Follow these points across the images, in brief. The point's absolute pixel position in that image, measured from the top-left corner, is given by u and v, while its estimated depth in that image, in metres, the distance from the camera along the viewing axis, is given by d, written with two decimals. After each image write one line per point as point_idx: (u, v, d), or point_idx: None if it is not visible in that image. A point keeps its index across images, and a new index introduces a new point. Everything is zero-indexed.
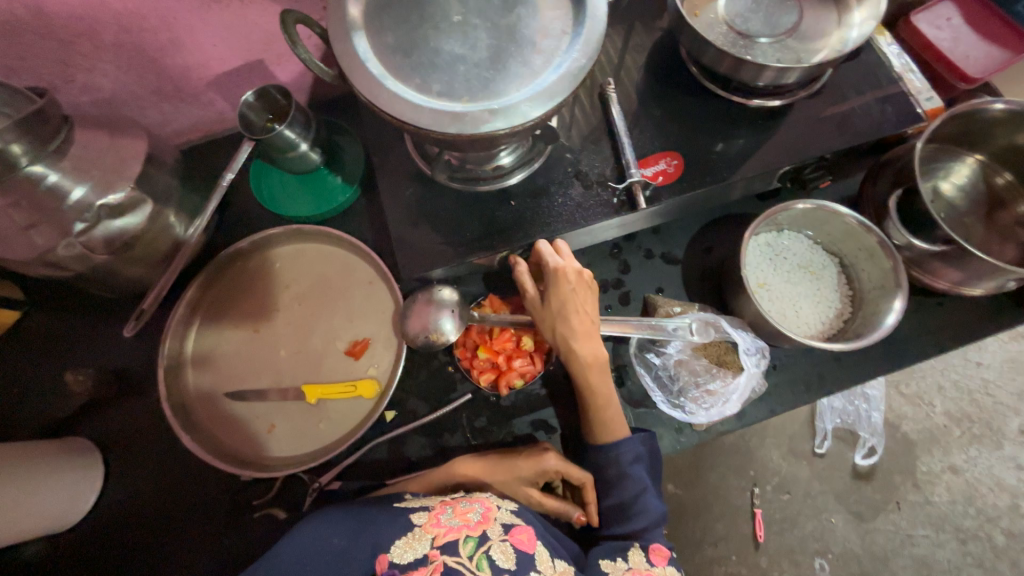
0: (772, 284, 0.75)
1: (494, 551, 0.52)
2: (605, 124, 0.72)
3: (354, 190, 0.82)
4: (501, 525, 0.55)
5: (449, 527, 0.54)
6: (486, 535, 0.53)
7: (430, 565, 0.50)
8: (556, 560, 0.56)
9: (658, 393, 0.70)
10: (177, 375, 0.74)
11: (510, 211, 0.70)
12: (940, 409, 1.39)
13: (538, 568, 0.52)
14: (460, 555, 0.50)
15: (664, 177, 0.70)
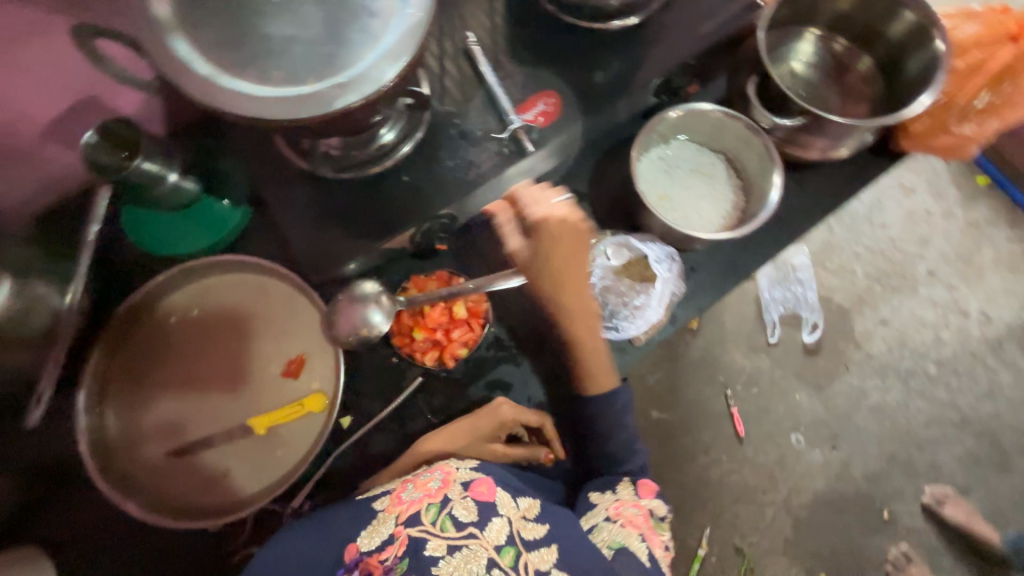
0: (672, 193, 0.79)
1: (455, 510, 0.56)
2: (476, 78, 0.72)
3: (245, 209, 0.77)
4: (461, 484, 0.59)
5: (411, 501, 0.58)
6: (446, 498, 0.57)
7: (396, 540, 0.54)
8: (519, 500, 0.60)
9: None
10: (107, 449, 0.69)
11: (406, 187, 0.69)
12: (862, 274, 1.54)
13: (500, 512, 0.57)
14: (423, 524, 0.55)
15: (545, 117, 0.71)
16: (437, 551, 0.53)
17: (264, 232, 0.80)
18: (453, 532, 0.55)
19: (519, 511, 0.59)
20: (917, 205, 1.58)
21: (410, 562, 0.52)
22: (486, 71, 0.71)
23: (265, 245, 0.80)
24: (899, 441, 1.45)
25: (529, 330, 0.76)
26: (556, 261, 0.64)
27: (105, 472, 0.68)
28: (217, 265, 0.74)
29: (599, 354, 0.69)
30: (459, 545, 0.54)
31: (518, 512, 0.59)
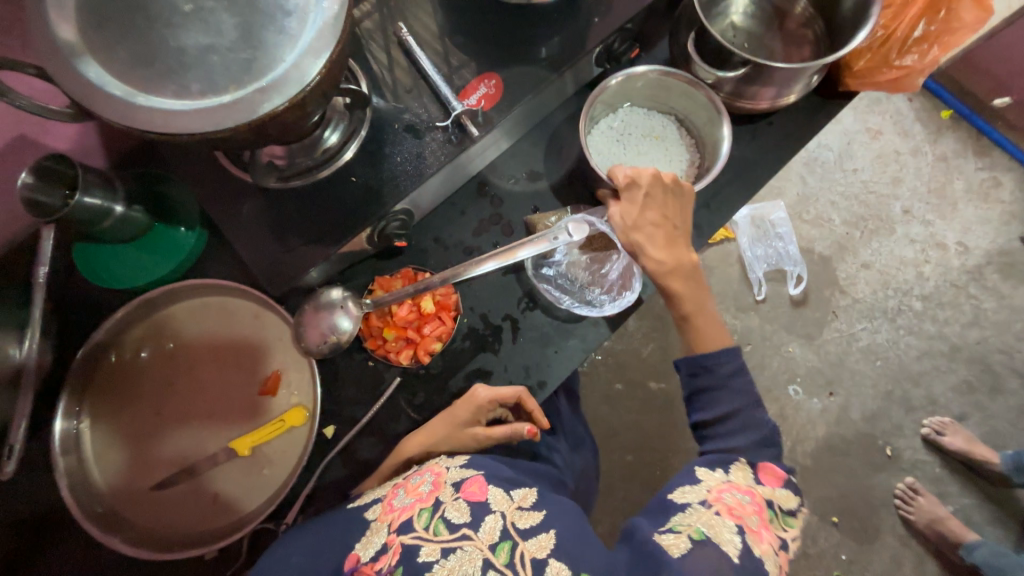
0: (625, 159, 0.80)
1: (448, 512, 0.53)
2: (414, 69, 0.70)
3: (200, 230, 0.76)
4: (453, 485, 0.57)
5: (403, 508, 0.56)
6: (439, 501, 0.55)
7: (389, 549, 0.52)
8: (515, 491, 0.57)
9: (566, 300, 0.75)
10: (90, 492, 0.68)
11: (356, 188, 0.68)
12: (839, 221, 1.55)
13: (494, 508, 0.54)
14: (416, 529, 0.52)
15: (488, 100, 0.70)
16: (431, 556, 0.49)
17: (224, 254, 0.78)
18: (447, 534, 0.51)
19: (515, 502, 0.55)
20: (885, 146, 1.60)
21: (403, 569, 0.49)
22: (422, 60, 0.69)
23: (227, 266, 0.79)
24: (893, 379, 1.48)
25: (501, 316, 0.75)
26: (638, 228, 0.64)
27: (92, 515, 0.67)
28: (177, 292, 0.72)
29: (712, 312, 0.66)
30: (454, 546, 0.50)
31: (513, 504, 0.55)
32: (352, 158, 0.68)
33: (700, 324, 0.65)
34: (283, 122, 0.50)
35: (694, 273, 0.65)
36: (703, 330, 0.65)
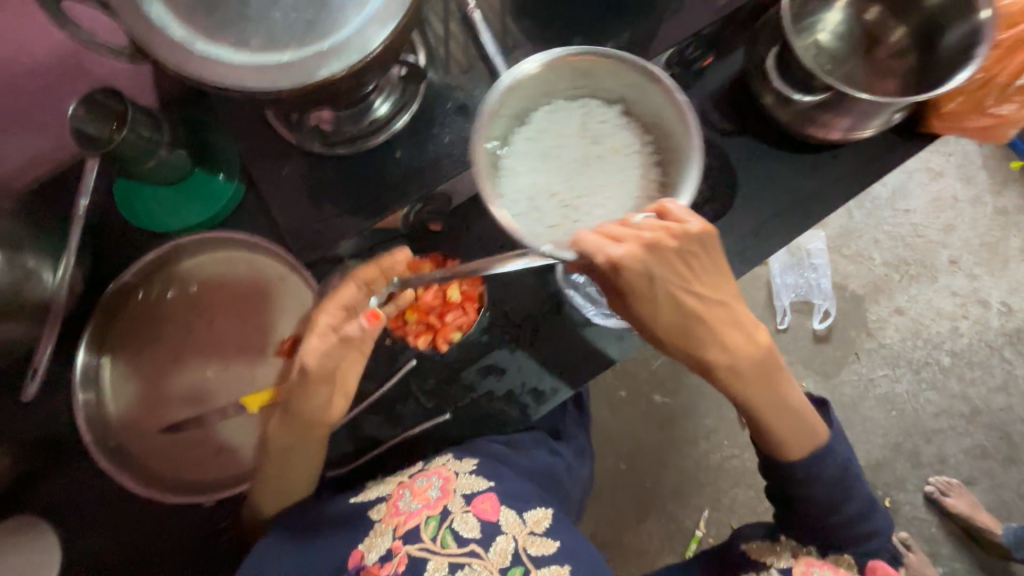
0: (564, 184, 0.66)
1: (454, 526, 0.62)
2: (475, 47, 0.67)
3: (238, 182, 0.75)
4: (461, 497, 0.65)
5: (409, 513, 0.63)
6: (445, 511, 0.63)
7: (395, 558, 0.60)
8: (525, 516, 0.65)
9: (590, 309, 0.72)
10: (104, 424, 0.70)
11: (399, 164, 0.66)
12: (879, 261, 1.48)
13: (502, 532, 0.62)
14: (422, 541, 0.61)
15: (546, 92, 0.67)
16: (439, 571, 0.59)
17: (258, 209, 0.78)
18: (453, 548, 0.61)
19: (526, 528, 0.64)
20: (944, 190, 1.50)
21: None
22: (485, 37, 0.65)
23: (259, 221, 0.78)
24: (905, 432, 1.42)
25: (523, 315, 0.73)
26: (682, 317, 0.59)
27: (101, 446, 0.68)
28: (207, 242, 0.72)
29: (790, 397, 0.65)
30: (459, 563, 0.60)
31: (525, 529, 0.63)
32: (398, 133, 0.66)
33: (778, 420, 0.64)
34: (338, 89, 0.48)
35: (753, 368, 0.62)
36: (785, 419, 0.64)
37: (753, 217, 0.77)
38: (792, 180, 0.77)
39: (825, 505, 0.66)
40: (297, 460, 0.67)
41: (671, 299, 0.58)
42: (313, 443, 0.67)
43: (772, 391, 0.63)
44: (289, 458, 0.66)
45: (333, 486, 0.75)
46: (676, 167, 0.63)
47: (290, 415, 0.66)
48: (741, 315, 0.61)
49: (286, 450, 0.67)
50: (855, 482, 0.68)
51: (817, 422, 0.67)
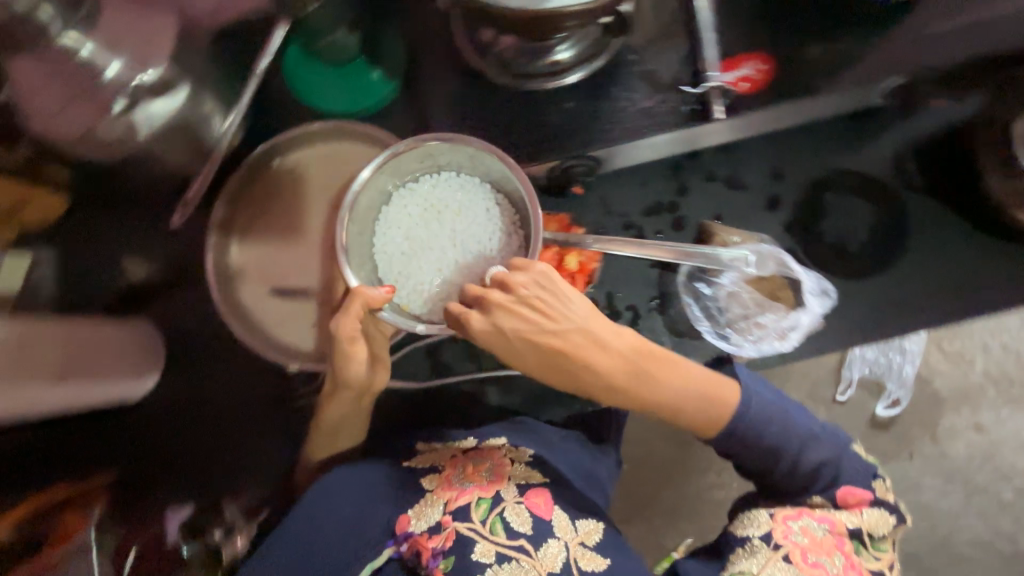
0: (428, 265, 0.68)
1: (506, 514, 0.58)
2: (686, 11, 0.61)
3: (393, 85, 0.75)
4: (516, 487, 0.62)
5: (461, 491, 0.60)
6: (498, 497, 0.60)
7: (443, 531, 0.57)
8: (579, 523, 0.61)
9: (703, 323, 0.70)
10: (225, 269, 0.77)
11: (565, 114, 0.63)
12: (980, 369, 1.16)
13: (556, 534, 0.58)
14: (473, 521, 0.57)
15: (748, 84, 0.60)
16: (486, 556, 0.55)
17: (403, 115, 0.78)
18: (504, 537, 0.56)
19: (579, 536, 0.59)
20: None
21: (454, 560, 0.55)
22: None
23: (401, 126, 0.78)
24: None
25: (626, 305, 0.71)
26: (533, 354, 0.54)
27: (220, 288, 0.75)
28: (314, 133, 0.76)
29: (667, 389, 0.57)
30: (507, 554, 0.55)
31: (575, 536, 0.59)
32: (569, 84, 0.63)
33: (654, 400, 0.57)
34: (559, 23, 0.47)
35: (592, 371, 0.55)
36: (680, 406, 0.58)
37: (905, 288, 0.69)
38: (962, 259, 0.69)
39: (757, 463, 0.60)
40: (350, 423, 0.69)
41: (509, 347, 0.54)
42: (365, 407, 0.68)
43: (610, 372, 0.55)
44: (341, 425, 0.69)
45: (396, 399, 0.77)
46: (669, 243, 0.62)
47: (340, 393, 0.64)
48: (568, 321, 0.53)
49: (340, 421, 0.68)
50: (807, 450, 0.59)
51: (717, 411, 0.59)
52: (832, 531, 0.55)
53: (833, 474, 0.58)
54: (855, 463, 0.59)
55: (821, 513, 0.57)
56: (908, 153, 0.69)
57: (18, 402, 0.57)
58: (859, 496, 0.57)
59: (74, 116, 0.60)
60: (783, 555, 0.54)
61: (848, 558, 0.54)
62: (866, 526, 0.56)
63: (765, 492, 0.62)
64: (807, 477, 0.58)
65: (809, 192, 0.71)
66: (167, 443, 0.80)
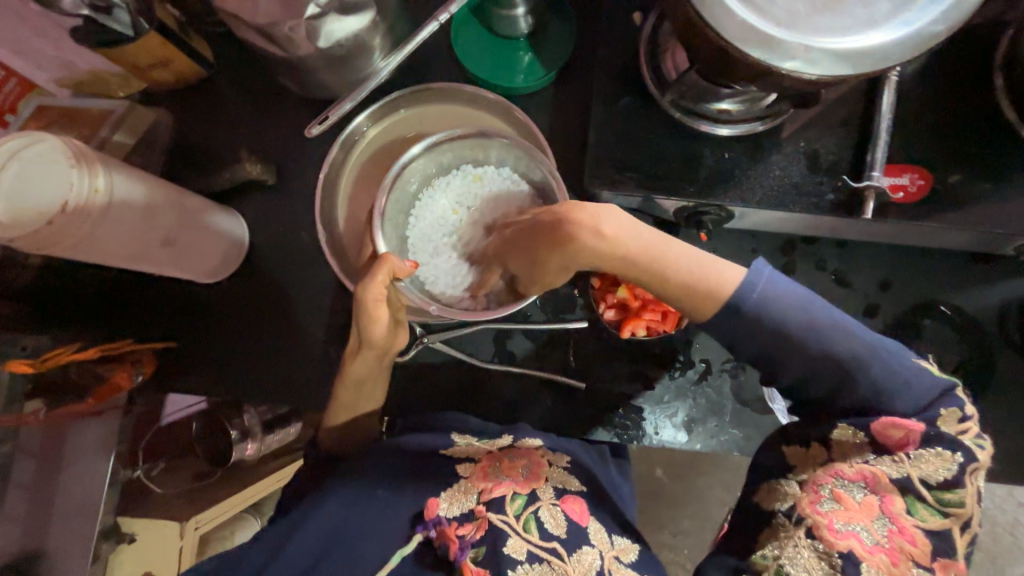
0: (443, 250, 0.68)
1: (541, 513, 0.55)
2: (865, 108, 0.63)
3: (543, 76, 0.75)
4: (553, 489, 0.58)
5: (497, 482, 0.57)
6: (535, 495, 0.56)
7: (475, 520, 0.54)
8: (614, 538, 0.56)
9: (780, 402, 0.73)
10: (330, 194, 0.74)
11: (717, 162, 0.64)
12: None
13: (591, 542, 0.54)
14: (507, 514, 0.54)
15: (903, 194, 0.62)
16: (517, 553, 0.51)
17: (546, 105, 0.78)
18: (537, 537, 0.53)
19: (614, 550, 0.55)
20: None
21: (485, 552, 0.52)
22: (887, 94, 0.61)
23: (541, 115, 0.78)
24: None
25: (700, 357, 0.74)
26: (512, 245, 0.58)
27: (323, 203, 0.73)
28: (448, 92, 0.74)
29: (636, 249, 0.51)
30: (539, 555, 0.52)
31: (611, 550, 0.55)
32: (720, 136, 0.64)
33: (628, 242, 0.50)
34: (780, 84, 0.47)
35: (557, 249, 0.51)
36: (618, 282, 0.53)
37: None
38: None
39: (774, 360, 0.52)
40: (369, 388, 0.66)
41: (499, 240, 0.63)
42: (384, 372, 0.66)
43: (569, 267, 0.53)
44: (364, 386, 0.65)
45: (451, 373, 0.76)
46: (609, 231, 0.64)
47: (364, 355, 0.60)
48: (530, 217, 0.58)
49: (360, 384, 0.64)
50: (830, 338, 0.50)
51: (682, 265, 0.51)
52: (875, 493, 0.46)
53: (856, 377, 0.50)
54: (890, 366, 0.49)
55: (855, 468, 0.48)
56: (1013, 308, 0.72)
57: (114, 248, 0.59)
58: (904, 431, 0.47)
59: (265, 5, 0.59)
60: (807, 529, 0.46)
61: (895, 521, 0.45)
62: (918, 474, 0.46)
63: (791, 446, 0.53)
64: (826, 381, 0.51)
65: (908, 312, 0.73)
66: (212, 338, 0.78)
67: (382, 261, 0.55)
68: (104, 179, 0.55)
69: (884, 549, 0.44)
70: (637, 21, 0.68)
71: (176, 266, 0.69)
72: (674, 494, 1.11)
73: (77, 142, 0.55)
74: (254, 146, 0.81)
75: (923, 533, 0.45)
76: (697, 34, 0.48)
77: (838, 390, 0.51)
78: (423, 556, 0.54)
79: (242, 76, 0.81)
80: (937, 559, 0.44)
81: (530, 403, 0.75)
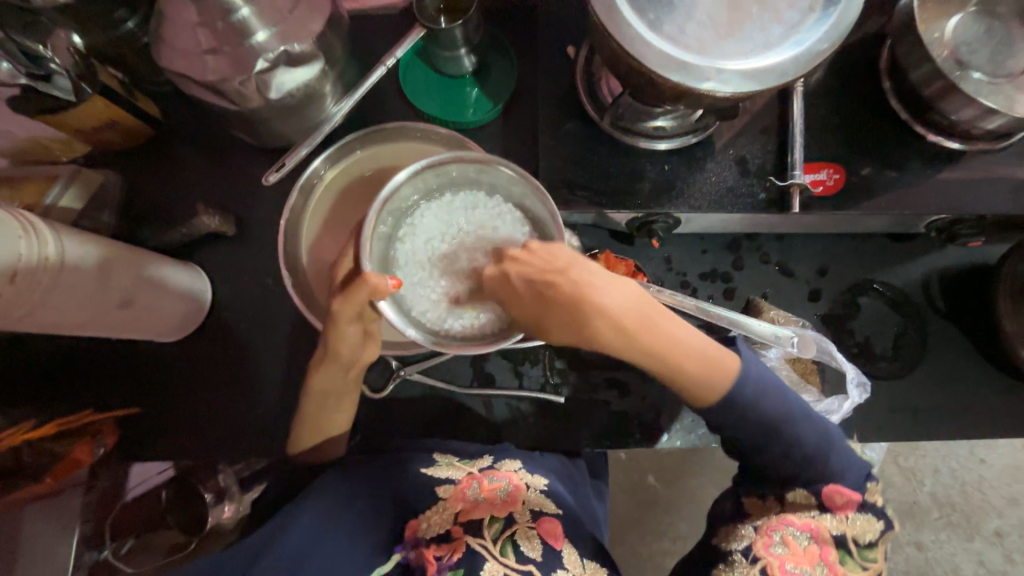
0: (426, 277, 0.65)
1: (517, 536, 0.55)
2: (781, 115, 0.70)
3: (491, 108, 0.80)
4: (530, 511, 0.58)
5: (476, 504, 0.57)
6: (512, 518, 0.56)
7: (452, 542, 0.54)
8: (586, 560, 0.56)
9: None
10: (293, 238, 0.74)
11: (659, 173, 0.69)
12: (929, 490, 1.21)
13: (566, 566, 0.54)
14: (484, 537, 0.54)
15: (823, 188, 0.69)
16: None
17: (498, 133, 0.82)
18: (513, 561, 0.53)
19: (585, 573, 0.54)
20: None
21: (463, 574, 0.51)
22: (796, 103, 0.69)
23: (494, 145, 0.82)
24: None
25: None
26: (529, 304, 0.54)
27: (285, 245, 0.73)
28: (403, 130, 0.76)
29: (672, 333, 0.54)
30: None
31: (583, 573, 0.54)
32: (659, 150, 0.70)
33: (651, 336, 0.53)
34: (700, 102, 0.53)
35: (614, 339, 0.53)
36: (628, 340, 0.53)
37: (915, 397, 0.78)
38: (964, 381, 0.78)
39: (756, 444, 0.57)
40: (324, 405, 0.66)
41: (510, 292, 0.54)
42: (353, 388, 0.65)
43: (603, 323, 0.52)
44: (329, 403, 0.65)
45: (433, 401, 0.76)
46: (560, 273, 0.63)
47: (327, 367, 0.61)
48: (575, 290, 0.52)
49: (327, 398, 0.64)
50: (799, 427, 0.57)
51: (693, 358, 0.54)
52: (817, 542, 0.53)
53: (814, 462, 0.56)
54: (839, 452, 0.57)
55: (803, 520, 0.55)
56: (935, 280, 0.80)
57: (76, 318, 0.58)
58: (846, 496, 0.55)
59: (214, 64, 0.62)
60: (760, 567, 0.53)
61: (831, 568, 0.52)
62: (850, 531, 0.54)
63: (749, 497, 0.59)
64: (794, 467, 0.57)
65: (847, 293, 0.80)
66: (184, 399, 0.75)
67: (369, 278, 0.55)
68: (55, 246, 0.54)
69: None
70: (571, 54, 0.74)
71: (132, 330, 0.67)
72: (666, 498, 1.13)
73: (22, 211, 0.54)
74: (211, 198, 0.81)
75: None
76: (622, 62, 0.53)
77: (810, 466, 0.56)
78: (404, 575, 0.54)
79: (194, 130, 0.81)
80: None
81: (514, 423, 0.76)
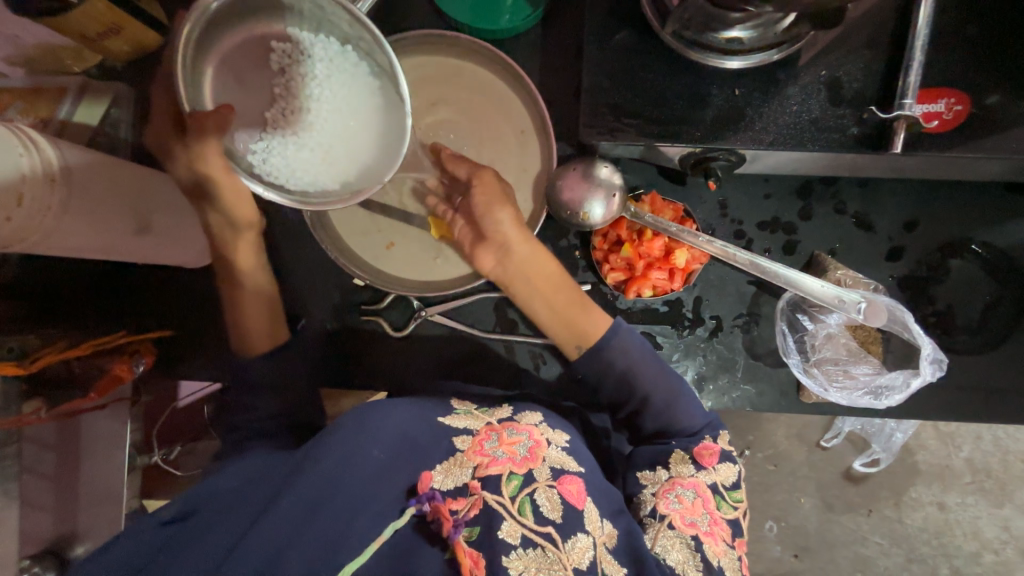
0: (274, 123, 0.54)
1: (537, 495, 0.54)
2: (897, 24, 0.55)
3: (529, 14, 0.67)
4: (550, 469, 0.57)
5: (494, 459, 0.56)
6: (531, 475, 0.55)
7: (469, 497, 0.52)
8: (604, 521, 0.56)
9: (794, 356, 0.68)
10: None
11: (727, 100, 0.58)
12: (965, 457, 1.14)
13: (586, 528, 0.53)
14: (502, 495, 0.52)
15: (936, 123, 0.55)
16: (512, 538, 0.50)
17: (536, 46, 0.71)
18: (531, 521, 0.51)
19: (603, 535, 0.54)
20: None
21: (479, 532, 0.50)
22: (924, 6, 0.53)
23: (531, 61, 0.71)
24: None
25: (711, 314, 0.70)
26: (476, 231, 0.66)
27: None
28: (436, 39, 0.66)
29: (566, 293, 0.66)
30: (534, 540, 0.50)
31: (601, 535, 0.54)
32: (729, 70, 0.57)
33: (553, 286, 0.66)
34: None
35: (532, 278, 0.66)
36: (540, 278, 0.66)
37: (992, 375, 0.68)
38: None
39: (618, 390, 0.67)
40: (261, 296, 0.70)
41: (484, 218, 0.65)
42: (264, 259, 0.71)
43: (526, 259, 0.66)
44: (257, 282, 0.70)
45: (454, 343, 0.74)
46: (387, 159, 0.54)
47: (246, 235, 0.67)
48: (514, 232, 0.65)
49: (252, 271, 0.69)
50: (654, 383, 0.65)
51: (584, 318, 0.66)
52: (699, 495, 0.60)
53: (666, 415, 0.66)
54: (690, 408, 0.66)
55: (688, 479, 0.61)
56: None
57: (94, 243, 0.57)
58: (710, 449, 0.63)
59: None
60: (668, 523, 0.58)
61: (712, 515, 0.59)
62: (719, 479, 0.62)
63: (643, 471, 0.64)
64: (650, 417, 0.66)
65: (934, 253, 0.68)
66: (213, 326, 0.76)
67: (205, 118, 0.50)
68: (60, 165, 0.51)
69: (710, 530, 0.58)
70: None
71: (146, 255, 0.66)
72: None
73: (20, 125, 0.50)
74: None
75: (726, 522, 0.60)
76: None
77: (665, 422, 0.66)
78: (419, 527, 0.51)
79: None
80: (735, 539, 0.60)
81: (536, 370, 0.74)
